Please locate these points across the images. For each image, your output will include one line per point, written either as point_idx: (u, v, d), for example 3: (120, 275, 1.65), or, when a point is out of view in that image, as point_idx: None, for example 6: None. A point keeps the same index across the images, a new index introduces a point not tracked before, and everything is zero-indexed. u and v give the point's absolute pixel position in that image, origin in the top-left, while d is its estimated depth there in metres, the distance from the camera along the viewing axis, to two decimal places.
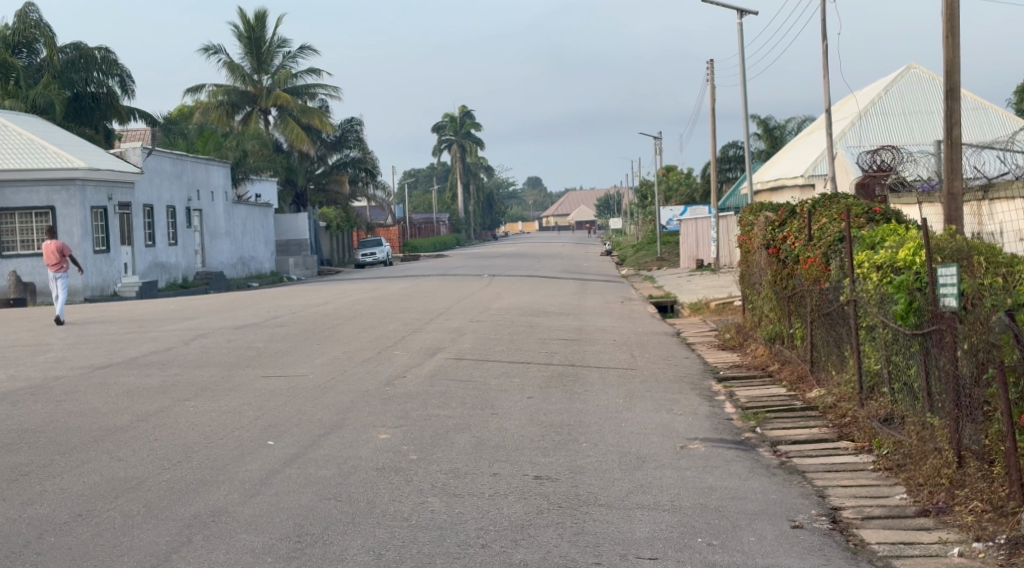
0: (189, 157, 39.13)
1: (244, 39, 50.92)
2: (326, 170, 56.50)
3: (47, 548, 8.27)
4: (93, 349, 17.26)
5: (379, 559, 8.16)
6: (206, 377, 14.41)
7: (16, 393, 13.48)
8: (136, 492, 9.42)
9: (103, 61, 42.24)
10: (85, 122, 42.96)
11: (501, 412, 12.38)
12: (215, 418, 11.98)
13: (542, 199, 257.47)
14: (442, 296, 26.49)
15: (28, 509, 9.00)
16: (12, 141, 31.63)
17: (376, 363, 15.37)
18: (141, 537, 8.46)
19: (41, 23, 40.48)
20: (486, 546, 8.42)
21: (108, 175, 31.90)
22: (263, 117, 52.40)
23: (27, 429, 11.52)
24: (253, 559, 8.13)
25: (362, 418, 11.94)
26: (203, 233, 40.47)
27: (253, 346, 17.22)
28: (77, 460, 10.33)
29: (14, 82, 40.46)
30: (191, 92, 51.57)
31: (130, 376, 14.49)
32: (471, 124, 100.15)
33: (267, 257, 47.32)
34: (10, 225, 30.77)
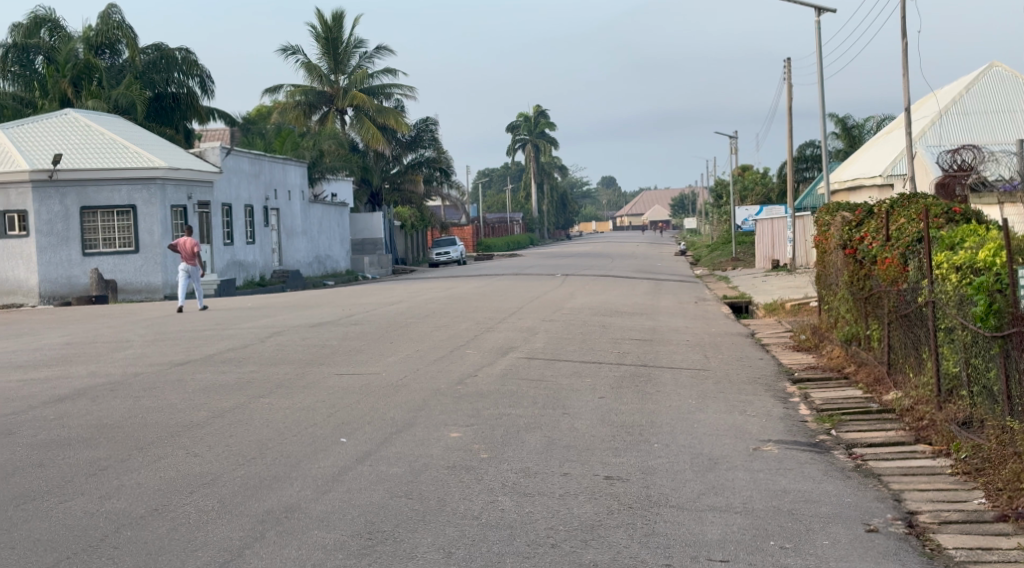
0: (268, 157, 39.59)
1: (321, 40, 51.48)
2: (402, 170, 56.74)
3: (123, 542, 8.37)
4: (172, 346, 17.47)
5: (448, 558, 8.16)
6: (281, 374, 14.51)
7: (96, 389, 13.70)
8: (211, 488, 9.51)
9: (184, 61, 42.88)
10: (166, 122, 43.40)
11: (572, 412, 12.32)
12: (289, 415, 12.05)
13: (616, 198, 255.75)
14: (514, 295, 26.43)
15: (105, 504, 9.12)
16: (95, 141, 32.17)
17: (448, 362, 15.38)
18: (215, 533, 8.53)
19: (124, 24, 41.54)
20: (556, 546, 8.39)
21: (187, 173, 32.34)
22: (339, 117, 52.71)
23: (107, 424, 11.71)
24: (325, 555, 8.18)
25: (433, 416, 11.97)
26: (280, 232, 40.86)
27: (326, 344, 17.31)
28: (154, 455, 10.45)
29: (96, 83, 40.99)
30: (269, 92, 52.13)
31: (207, 373, 14.68)
32: (546, 123, 100.18)
33: (342, 257, 47.73)
34: (93, 223, 31.19)
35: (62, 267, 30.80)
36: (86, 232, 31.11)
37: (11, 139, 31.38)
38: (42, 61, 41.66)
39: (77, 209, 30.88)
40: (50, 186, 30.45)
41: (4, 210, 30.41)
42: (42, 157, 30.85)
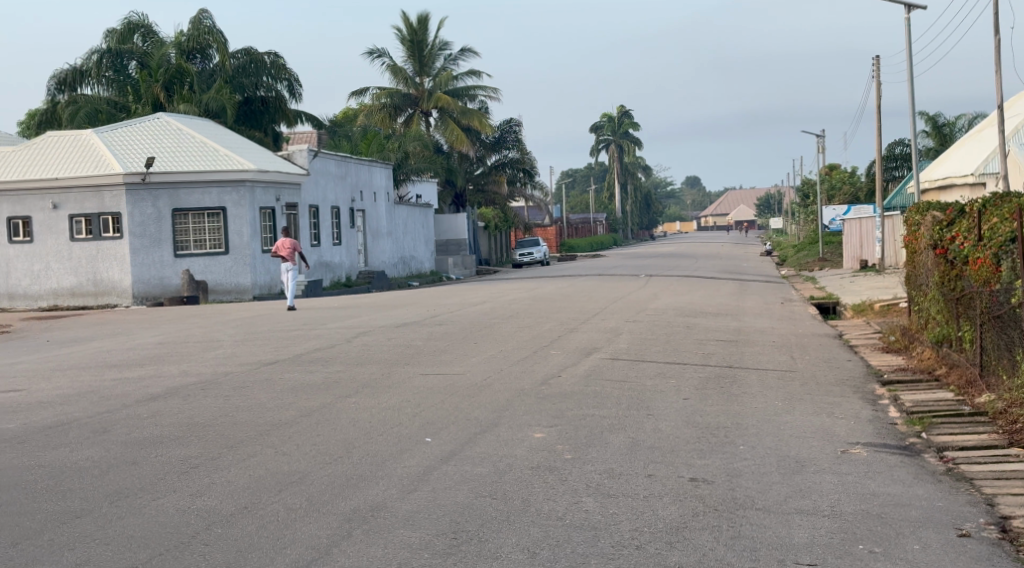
0: (354, 159, 39.94)
1: (407, 43, 51.98)
2: (486, 171, 56.94)
3: (214, 539, 8.49)
4: (261, 346, 17.70)
5: (533, 559, 8.16)
6: (366, 374, 14.63)
7: (188, 388, 13.93)
8: (299, 486, 9.61)
9: (273, 65, 43.48)
10: (255, 125, 44.08)
11: (656, 413, 12.26)
12: (375, 415, 12.14)
13: (700, 199, 254.12)
14: (598, 296, 26.39)
15: (197, 501, 9.26)
16: (186, 145, 32.70)
17: (532, 363, 15.39)
18: (303, 530, 8.62)
19: (214, 29, 42.26)
20: (640, 547, 8.36)
21: (276, 176, 32.74)
22: (424, 119, 52.94)
23: (197, 423, 11.89)
24: (411, 554, 8.22)
25: (517, 417, 11.97)
26: (366, 233, 41.19)
27: (410, 344, 17.39)
28: (244, 454, 10.59)
29: (188, 88, 41.61)
30: (355, 95, 52.54)
31: (295, 372, 14.85)
32: (630, 123, 99.91)
33: (427, 257, 48.01)
34: (184, 225, 31.70)
35: (154, 268, 31.38)
36: (177, 233, 31.63)
37: (105, 143, 32.00)
38: (134, 67, 42.32)
39: (169, 211, 31.42)
40: (143, 189, 31.02)
41: (99, 212, 31.05)
42: (135, 160, 31.43)
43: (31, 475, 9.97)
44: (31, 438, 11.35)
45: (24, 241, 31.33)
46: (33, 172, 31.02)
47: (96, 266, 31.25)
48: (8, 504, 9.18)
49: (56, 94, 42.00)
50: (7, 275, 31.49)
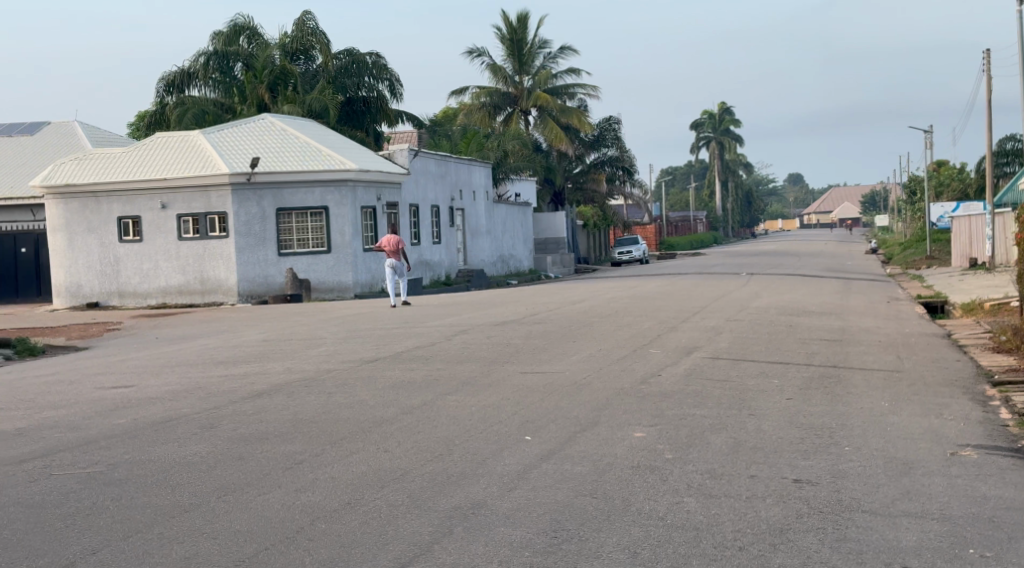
0: (453, 158, 40.18)
1: (507, 42, 52.11)
2: (584, 170, 56.95)
3: (318, 534, 8.58)
4: (362, 344, 17.87)
5: (634, 558, 8.13)
6: (467, 372, 14.70)
7: (292, 384, 14.14)
8: (400, 483, 9.69)
9: (374, 65, 44.00)
10: (357, 125, 44.43)
11: (759, 413, 12.14)
12: (476, 412, 12.20)
13: (803, 197, 250.90)
14: (699, 295, 26.21)
15: (301, 497, 9.38)
16: (290, 144, 33.16)
17: (632, 361, 15.34)
18: (405, 527, 8.68)
19: (319, 30, 42.77)
20: (744, 549, 8.28)
21: (377, 175, 33.04)
22: (524, 118, 53.07)
23: (301, 419, 12.05)
24: (511, 553, 8.22)
25: (617, 416, 11.93)
26: (465, 232, 41.38)
27: (510, 343, 17.43)
28: (346, 450, 10.70)
29: (292, 88, 42.26)
30: (455, 95, 52.94)
31: (396, 370, 14.97)
32: (731, 120, 99.01)
33: (525, 256, 48.07)
34: (288, 224, 32.12)
35: (259, 267, 31.83)
36: (281, 233, 32.05)
37: (212, 144, 32.53)
38: (241, 69, 42.91)
39: (273, 211, 31.88)
40: (248, 188, 31.53)
41: (206, 212, 31.63)
42: (241, 161, 31.91)
43: (140, 469, 10.18)
44: (142, 433, 11.59)
45: (135, 240, 32.09)
46: (143, 173, 31.74)
47: (203, 265, 31.83)
48: (118, 497, 9.38)
49: (164, 95, 42.76)
50: (118, 273, 32.28)
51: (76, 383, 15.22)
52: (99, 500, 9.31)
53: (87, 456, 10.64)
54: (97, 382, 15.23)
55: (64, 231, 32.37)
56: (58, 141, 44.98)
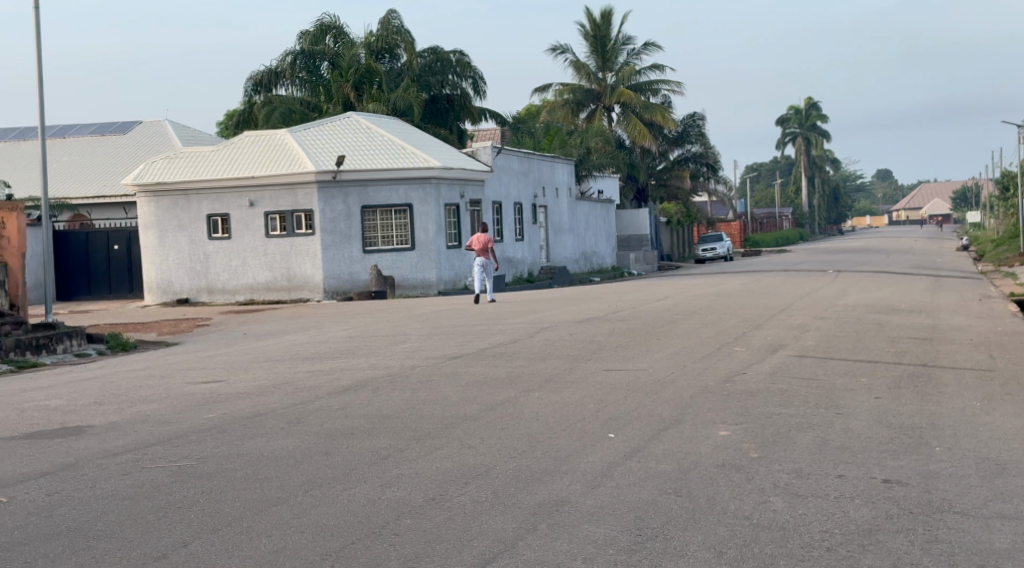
0: (536, 156, 40.23)
1: (590, 38, 52.07)
2: (668, 166, 56.67)
3: (403, 530, 8.64)
4: (446, 340, 17.95)
5: (720, 558, 8.07)
6: (549, 369, 14.70)
7: (377, 380, 14.24)
8: (484, 479, 9.71)
9: (458, 63, 44.34)
10: (441, 123, 44.56)
11: (847, 412, 11.98)
12: (559, 409, 12.19)
13: (891, 193, 247.18)
14: (785, 292, 25.91)
15: (386, 492, 9.44)
16: (374, 143, 33.42)
17: (717, 359, 15.22)
18: (489, 523, 8.71)
19: (403, 29, 43.14)
20: (832, 549, 8.18)
21: (460, 173, 33.21)
22: (607, 114, 52.94)
23: (386, 415, 12.13)
24: (596, 551, 8.20)
25: (702, 414, 11.85)
26: (548, 229, 41.36)
27: (594, 340, 17.40)
28: (430, 446, 10.75)
29: (377, 87, 42.48)
30: (538, 92, 52.95)
31: (479, 367, 15.01)
32: (818, 115, 97.82)
33: (608, 253, 47.94)
34: (372, 221, 32.34)
35: (344, 264, 32.07)
36: (366, 230, 32.27)
37: (298, 142, 32.92)
38: (326, 67, 43.29)
39: (358, 208, 32.12)
40: (334, 186, 31.81)
41: (293, 210, 31.98)
42: (326, 158, 32.23)
43: (228, 463, 10.32)
44: (230, 427, 11.75)
45: (224, 237, 32.57)
46: (232, 171, 32.24)
47: (290, 262, 32.17)
48: (207, 491, 9.51)
49: (252, 95, 43.60)
50: (207, 270, 32.75)
51: (166, 378, 15.47)
52: (189, 493, 9.46)
53: (176, 450, 10.81)
54: (187, 377, 15.47)
55: (155, 229, 32.93)
56: (149, 141, 45.76)
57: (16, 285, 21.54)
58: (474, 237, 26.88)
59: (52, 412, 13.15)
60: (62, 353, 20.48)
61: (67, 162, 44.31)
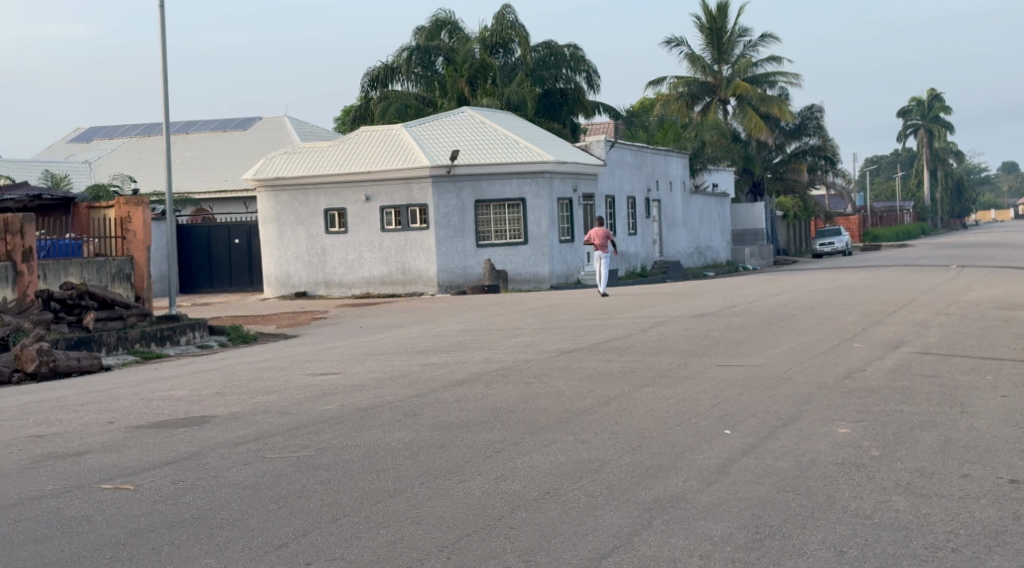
0: (650, 149, 40.04)
1: (706, 30, 51.50)
2: (785, 159, 55.93)
3: (519, 523, 8.66)
4: (560, 334, 17.95)
5: (840, 557, 7.94)
6: (664, 364, 14.61)
7: (491, 374, 14.30)
8: (599, 473, 9.69)
9: (572, 57, 44.28)
10: (554, 117, 44.64)
11: (971, 410, 11.70)
12: (674, 405, 12.12)
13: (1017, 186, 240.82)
14: (906, 288, 25.37)
15: (501, 485, 9.47)
16: (489, 137, 33.56)
17: (835, 355, 14.98)
18: (605, 518, 8.68)
19: (517, 23, 43.18)
20: (957, 550, 8.00)
21: (573, 166, 33.19)
22: (722, 107, 52.45)
23: (501, 408, 12.18)
24: (713, 547, 8.13)
25: (820, 410, 11.68)
26: (661, 223, 41.12)
27: (709, 334, 17.27)
28: (545, 440, 10.76)
29: (491, 82, 42.77)
30: (653, 85, 52.75)
31: (593, 361, 14.98)
32: (941, 107, 95.66)
33: (723, 248, 47.49)
34: (486, 216, 32.52)
35: (458, 258, 32.25)
36: (480, 224, 32.44)
37: (414, 137, 33.22)
38: (442, 62, 43.66)
39: (472, 202, 32.30)
40: (449, 181, 32.00)
41: (408, 204, 32.25)
42: (441, 153, 32.46)
43: (346, 454, 10.45)
44: (347, 418, 11.91)
45: (341, 231, 32.99)
46: (348, 166, 32.65)
47: (405, 256, 32.44)
48: (326, 481, 9.65)
49: (369, 90, 43.95)
50: (324, 263, 33.23)
51: (284, 370, 15.73)
52: (309, 483, 9.60)
53: (296, 440, 10.99)
54: (306, 368, 15.72)
55: (274, 223, 33.56)
56: (269, 136, 46.55)
57: (142, 276, 22.12)
58: (592, 231, 26.95)
59: (176, 402, 13.46)
60: (185, 344, 20.97)
61: (190, 157, 45.30)
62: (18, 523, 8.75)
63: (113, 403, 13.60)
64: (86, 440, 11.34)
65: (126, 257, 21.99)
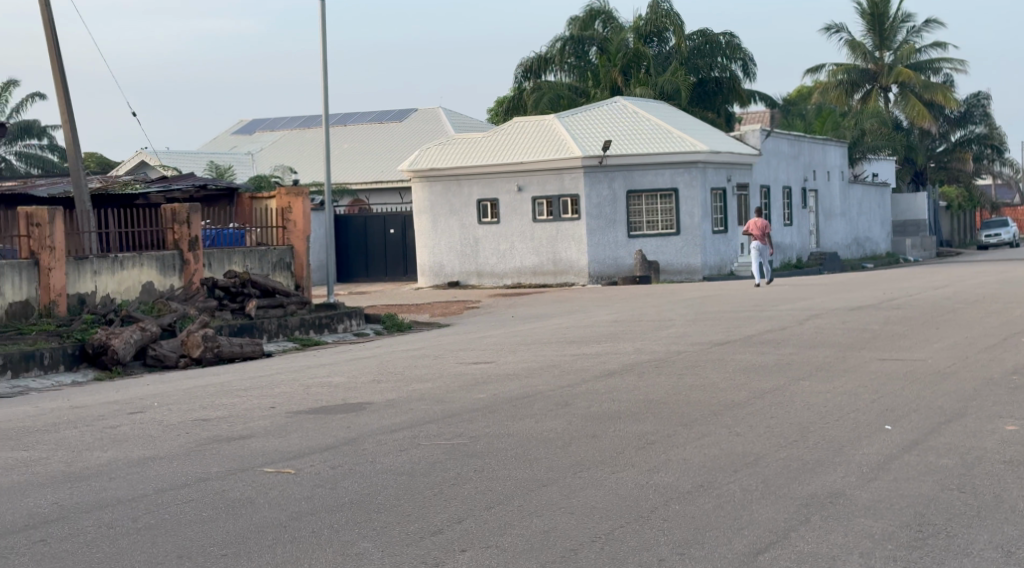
0: (807, 138, 39.36)
1: (867, 16, 50.28)
2: (949, 148, 54.40)
3: (672, 515, 8.59)
4: (713, 326, 17.75)
5: (1008, 559, 7.69)
6: (821, 357, 14.34)
7: (643, 365, 14.23)
8: (755, 468, 9.56)
9: (727, 45, 43.55)
10: (708, 107, 44.33)
11: None
12: (831, 399, 11.88)
13: None
14: None
15: (655, 477, 9.42)
16: (643, 127, 33.35)
17: (1002, 351, 14.50)
18: (761, 513, 8.56)
19: (672, 12, 42.64)
20: None
21: (728, 156, 32.80)
22: (884, 95, 51.09)
23: (653, 399, 12.11)
24: (873, 545, 7.95)
25: (987, 407, 11.33)
26: (818, 213, 40.36)
27: (867, 328, 16.88)
28: (698, 433, 10.66)
29: (645, 71, 42.53)
30: (811, 72, 51.80)
31: (748, 353, 14.77)
32: None
33: (883, 239, 46.38)
34: (638, 206, 32.34)
35: (609, 249, 32.17)
36: (631, 214, 32.29)
37: (566, 127, 33.23)
38: (595, 52, 43.64)
39: (624, 192, 32.18)
40: (601, 171, 31.96)
41: (559, 194, 32.30)
42: (593, 143, 32.40)
43: (500, 442, 10.51)
44: (499, 407, 11.97)
45: (493, 221, 33.21)
46: (502, 157, 32.87)
47: (556, 246, 32.49)
48: (480, 469, 9.72)
49: (522, 81, 44.23)
50: (477, 253, 33.48)
51: (439, 358, 15.91)
52: (463, 471, 9.69)
53: (451, 428, 11.10)
54: (460, 357, 15.86)
55: (428, 214, 33.97)
56: (424, 127, 47.11)
57: (301, 265, 22.62)
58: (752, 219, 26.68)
59: (334, 388, 13.73)
60: (342, 332, 21.37)
61: (347, 148, 46.14)
62: (184, 503, 9.03)
63: (274, 389, 13.93)
64: (249, 425, 11.65)
65: (287, 247, 22.50)
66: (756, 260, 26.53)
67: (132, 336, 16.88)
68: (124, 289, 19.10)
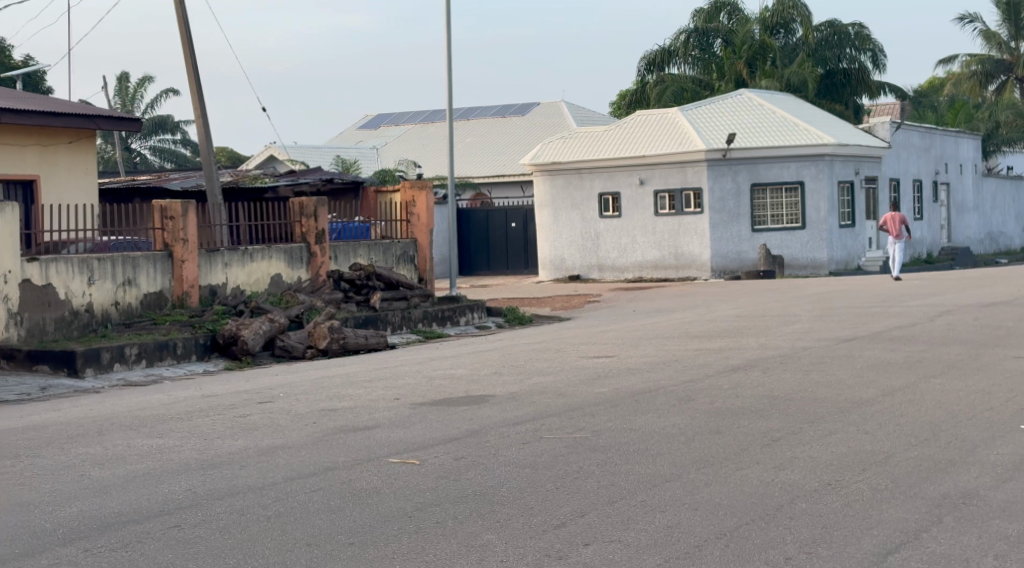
0: (939, 130, 38.44)
1: (1003, 6, 48.87)
2: None
3: (799, 513, 8.47)
4: (840, 321, 17.43)
5: None
6: (953, 354, 14.00)
7: (769, 361, 14.05)
8: (884, 466, 9.37)
9: (856, 37, 42.78)
10: (835, 98, 43.46)
11: None
12: (963, 397, 11.59)
13: None
14: None
15: (781, 474, 9.29)
16: (769, 120, 32.92)
17: None
18: (892, 512, 8.39)
19: (799, 4, 41.88)
20: None
21: (856, 149, 32.21)
22: (1020, 85, 49.71)
23: (778, 396, 11.94)
24: (1009, 548, 7.74)
25: None
26: (950, 207, 39.41)
27: (1001, 325, 16.41)
28: (825, 430, 10.49)
29: (770, 63, 42.21)
30: (944, 63, 50.70)
31: (877, 350, 14.49)
32: None
33: (1018, 234, 45.07)
34: (762, 200, 31.90)
35: (733, 243, 31.83)
36: (756, 208, 31.87)
37: (690, 120, 32.99)
38: (719, 44, 43.16)
39: (748, 186, 31.79)
40: (724, 164, 31.67)
41: (682, 187, 32.09)
42: (717, 136, 32.11)
43: (623, 437, 10.47)
44: (622, 402, 11.91)
45: (614, 215, 33.11)
46: (625, 150, 32.78)
47: (679, 240, 32.27)
48: (603, 463, 9.70)
49: (645, 74, 43.74)
50: (598, 247, 33.42)
51: (561, 352, 15.91)
52: (586, 465, 9.67)
53: (573, 422, 11.08)
54: (582, 351, 15.83)
55: (550, 208, 34.01)
56: (547, 121, 47.18)
57: (425, 258, 22.84)
58: (887, 215, 26.19)
59: (457, 380, 13.81)
60: (465, 325, 21.52)
61: (471, 142, 46.38)
62: (312, 491, 9.18)
63: (398, 381, 14.07)
64: (374, 416, 11.78)
65: (410, 240, 22.73)
66: (892, 254, 25.94)
67: (261, 327, 17.23)
68: (254, 280, 19.50)
